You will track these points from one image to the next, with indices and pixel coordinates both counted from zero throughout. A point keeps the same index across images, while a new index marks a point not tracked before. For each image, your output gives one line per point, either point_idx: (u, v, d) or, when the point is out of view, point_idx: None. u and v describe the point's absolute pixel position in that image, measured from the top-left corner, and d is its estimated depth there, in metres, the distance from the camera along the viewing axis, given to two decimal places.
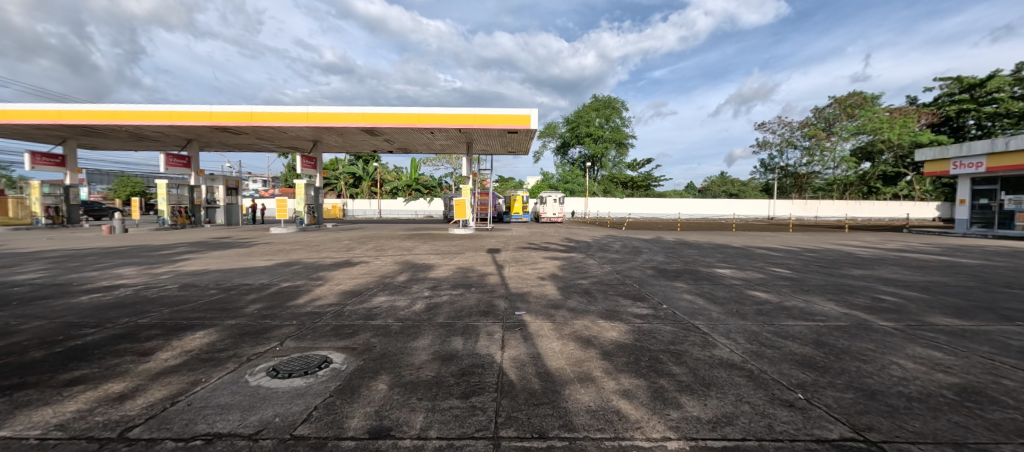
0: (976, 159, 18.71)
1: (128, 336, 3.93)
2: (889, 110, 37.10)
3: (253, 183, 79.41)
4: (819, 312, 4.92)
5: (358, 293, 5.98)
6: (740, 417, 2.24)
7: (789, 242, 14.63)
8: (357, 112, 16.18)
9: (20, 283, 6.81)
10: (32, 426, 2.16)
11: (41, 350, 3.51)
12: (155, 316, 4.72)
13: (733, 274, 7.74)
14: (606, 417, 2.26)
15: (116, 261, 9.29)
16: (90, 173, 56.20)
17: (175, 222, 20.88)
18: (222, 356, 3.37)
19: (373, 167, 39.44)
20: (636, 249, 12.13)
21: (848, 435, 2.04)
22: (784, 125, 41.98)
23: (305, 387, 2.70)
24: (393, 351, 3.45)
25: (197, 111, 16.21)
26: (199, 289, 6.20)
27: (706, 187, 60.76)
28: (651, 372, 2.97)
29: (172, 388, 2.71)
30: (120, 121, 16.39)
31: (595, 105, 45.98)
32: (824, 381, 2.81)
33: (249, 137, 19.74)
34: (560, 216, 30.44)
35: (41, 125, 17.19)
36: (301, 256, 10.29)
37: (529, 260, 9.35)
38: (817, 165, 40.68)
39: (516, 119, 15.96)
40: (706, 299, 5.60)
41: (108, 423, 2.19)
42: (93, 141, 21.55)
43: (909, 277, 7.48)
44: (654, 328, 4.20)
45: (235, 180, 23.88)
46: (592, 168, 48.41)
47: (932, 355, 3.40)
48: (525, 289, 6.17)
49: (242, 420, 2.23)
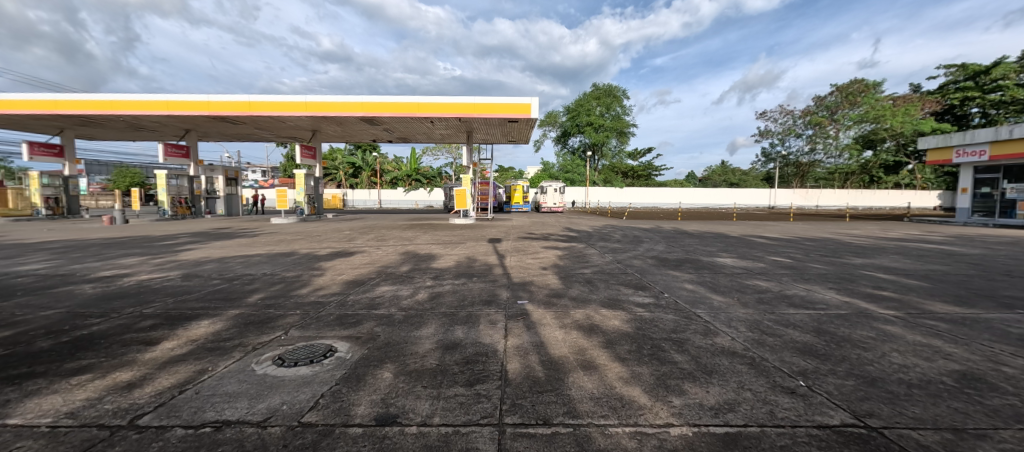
0: (979, 147, 18.56)
1: (133, 325, 3.95)
2: (892, 97, 36.87)
3: (253, 173, 78.89)
4: (820, 300, 4.94)
5: (360, 282, 6.00)
6: (743, 404, 2.27)
7: (789, 232, 14.56)
8: (355, 101, 15.93)
9: (23, 273, 6.83)
10: (44, 414, 2.19)
11: (48, 340, 3.52)
12: (158, 305, 4.74)
13: (734, 263, 7.76)
14: (610, 404, 2.29)
15: (118, 251, 9.35)
16: (88, 164, 56.20)
17: (175, 213, 20.81)
18: (228, 345, 3.39)
19: (372, 158, 39.28)
20: (637, 238, 12.17)
21: (849, 421, 2.06)
22: (786, 114, 41.37)
23: (311, 375, 2.72)
24: (397, 340, 3.48)
25: (195, 101, 16.01)
26: (203, 280, 6.20)
27: (707, 176, 60.45)
28: (654, 360, 2.99)
29: (180, 377, 2.73)
30: (115, 111, 16.16)
31: (595, 94, 45.31)
32: (825, 368, 2.84)
33: (248, 127, 19.63)
34: (561, 206, 30.42)
35: (36, 116, 16.96)
36: (302, 246, 10.29)
37: (530, 250, 9.36)
38: (819, 154, 39.96)
39: (515, 108, 15.76)
40: (708, 288, 5.63)
41: (118, 411, 2.21)
42: (91, 131, 21.41)
43: (909, 266, 7.48)
44: (655, 317, 4.23)
45: (234, 170, 23.78)
46: (593, 158, 48.08)
47: (931, 343, 3.42)
48: (527, 279, 6.20)
49: (250, 407, 2.27)
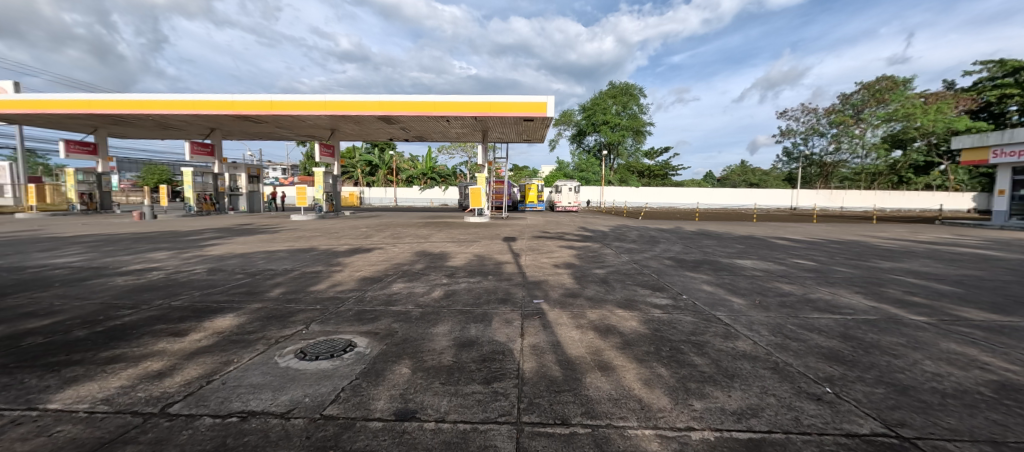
0: (1018, 147, 17.66)
1: (161, 317, 4.11)
2: (923, 95, 35.37)
3: (275, 171, 81.14)
4: (846, 305, 4.77)
5: (377, 279, 6.10)
6: (766, 409, 2.22)
7: (812, 233, 14.13)
8: (373, 100, 16.15)
9: (62, 265, 7.22)
10: (81, 399, 2.30)
11: (83, 329, 3.70)
12: (186, 298, 4.94)
13: (754, 265, 7.57)
14: (628, 405, 2.26)
15: (147, 246, 9.75)
16: (123, 162, 58.89)
17: (201, 209, 21.58)
18: (251, 338, 3.49)
19: (389, 156, 39.88)
20: (653, 238, 12.02)
21: (880, 430, 1.99)
22: (809, 112, 40.02)
23: (331, 369, 2.78)
24: (414, 337, 3.51)
25: (219, 100, 16.53)
26: (227, 274, 6.42)
27: (726, 176, 59.23)
28: (672, 362, 2.94)
29: (206, 367, 2.83)
30: (145, 110, 16.81)
31: (612, 92, 44.87)
32: (853, 375, 2.74)
33: (269, 126, 20.12)
34: (576, 205, 30.33)
35: (72, 115, 17.79)
36: (321, 242, 10.54)
37: (545, 249, 9.34)
38: (845, 153, 39.07)
39: (531, 106, 15.71)
40: (727, 289, 5.52)
41: (150, 399, 2.30)
42: (123, 130, 22.37)
43: (941, 271, 7.16)
44: (674, 318, 4.15)
45: (256, 168, 24.44)
46: (609, 157, 47.71)
47: (966, 352, 3.26)
48: (542, 278, 6.19)
49: (274, 399, 2.32)
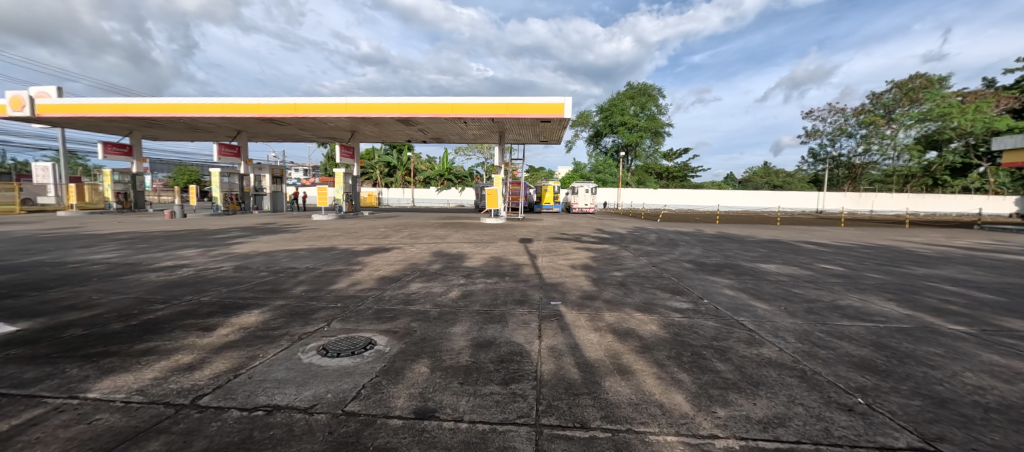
0: None
1: (191, 312, 4.28)
2: (961, 93, 33.67)
3: (297, 172, 83.28)
4: (878, 312, 4.55)
5: (395, 278, 6.19)
6: (794, 419, 2.13)
7: (841, 238, 13.59)
8: (392, 102, 16.41)
9: (100, 260, 7.60)
10: (117, 390, 2.40)
11: (120, 322, 3.89)
12: (213, 294, 5.13)
13: (779, 269, 7.34)
14: (649, 410, 2.22)
15: (178, 243, 10.18)
16: (156, 163, 61.53)
17: (227, 208, 22.39)
18: (275, 334, 3.59)
19: (407, 157, 40.44)
20: (672, 241, 11.79)
21: (917, 444, 1.89)
22: (836, 112, 38.60)
23: (352, 366, 2.83)
24: (432, 336, 3.54)
25: (245, 103, 17.11)
26: (252, 271, 6.64)
27: (747, 178, 57.69)
28: (694, 368, 2.87)
29: (233, 361, 2.92)
30: (176, 113, 17.57)
31: (629, 93, 44.34)
32: (887, 386, 2.61)
33: (292, 128, 20.73)
34: (593, 207, 30.08)
35: (110, 119, 18.75)
36: (342, 242, 10.77)
37: (561, 251, 9.28)
38: (875, 154, 37.51)
39: (548, 108, 15.68)
40: (750, 294, 5.36)
41: (182, 391, 2.39)
42: (156, 133, 23.43)
43: (982, 278, 6.76)
44: (695, 323, 4.05)
45: (279, 169, 25.19)
46: (626, 158, 47.14)
47: (1012, 364, 3.07)
48: (559, 280, 6.15)
49: (297, 394, 2.38)
